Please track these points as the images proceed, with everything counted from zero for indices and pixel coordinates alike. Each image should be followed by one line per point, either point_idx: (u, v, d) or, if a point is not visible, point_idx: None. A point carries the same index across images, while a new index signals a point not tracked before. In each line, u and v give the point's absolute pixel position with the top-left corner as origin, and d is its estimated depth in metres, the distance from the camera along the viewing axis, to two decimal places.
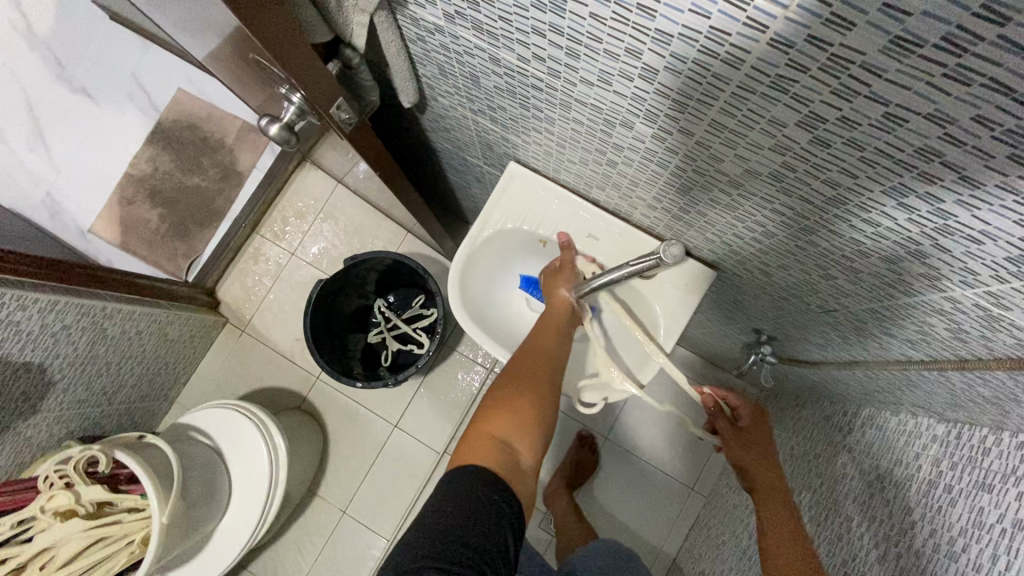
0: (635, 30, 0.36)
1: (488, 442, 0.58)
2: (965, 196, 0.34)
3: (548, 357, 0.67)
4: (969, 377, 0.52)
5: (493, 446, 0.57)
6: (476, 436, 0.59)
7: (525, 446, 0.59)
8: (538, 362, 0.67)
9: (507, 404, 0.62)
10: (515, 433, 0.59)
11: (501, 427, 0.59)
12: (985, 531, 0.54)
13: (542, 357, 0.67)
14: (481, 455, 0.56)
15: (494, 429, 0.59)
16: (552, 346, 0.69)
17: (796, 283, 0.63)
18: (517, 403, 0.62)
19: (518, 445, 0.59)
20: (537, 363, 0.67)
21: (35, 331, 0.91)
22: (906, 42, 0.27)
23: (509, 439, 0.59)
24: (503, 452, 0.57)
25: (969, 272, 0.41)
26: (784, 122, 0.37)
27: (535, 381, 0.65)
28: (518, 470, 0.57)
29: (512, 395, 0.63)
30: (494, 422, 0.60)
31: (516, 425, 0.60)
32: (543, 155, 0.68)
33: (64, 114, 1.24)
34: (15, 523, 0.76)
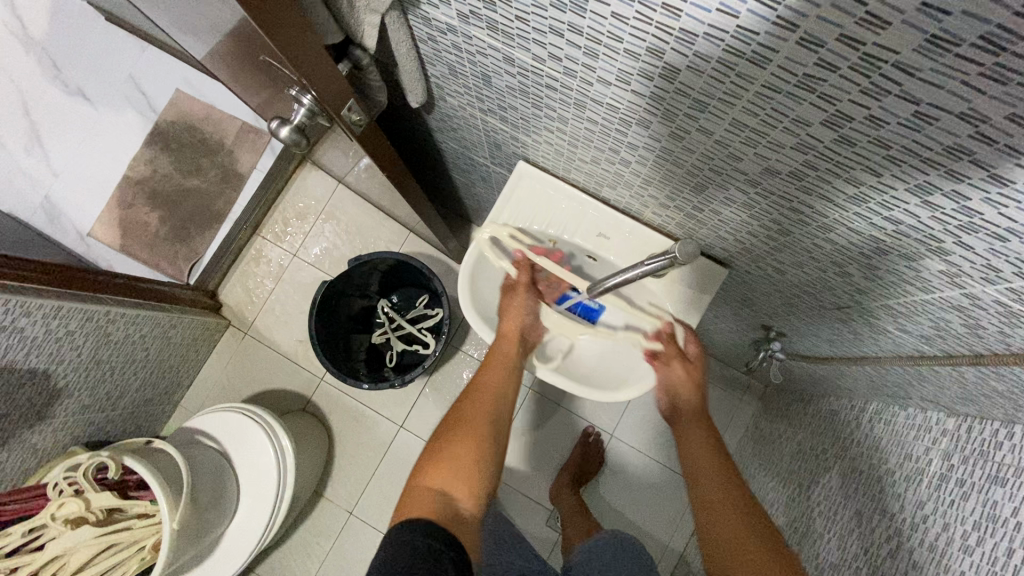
0: (658, 30, 0.36)
1: (428, 494, 0.57)
2: (992, 194, 0.34)
3: (490, 398, 0.69)
4: (984, 372, 0.52)
5: (432, 498, 0.57)
6: (416, 492, 0.58)
7: (467, 492, 0.59)
8: (478, 405, 0.68)
9: (448, 452, 0.62)
10: (456, 481, 0.59)
11: (442, 478, 0.59)
12: (999, 524, 0.54)
13: (483, 400, 0.69)
14: (420, 507, 0.55)
15: (435, 480, 0.59)
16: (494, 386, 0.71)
17: (808, 280, 0.63)
18: (457, 448, 0.62)
19: (460, 492, 0.58)
20: (481, 406, 0.68)
21: (38, 337, 0.90)
22: (943, 41, 0.27)
23: (450, 489, 0.58)
24: (443, 503, 0.56)
25: (990, 269, 0.41)
26: (809, 121, 0.37)
27: (476, 424, 0.65)
28: (461, 517, 0.56)
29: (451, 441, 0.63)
30: (435, 475, 0.59)
31: (457, 472, 0.60)
32: (553, 154, 0.68)
33: (61, 116, 1.22)
34: (26, 531, 0.75)
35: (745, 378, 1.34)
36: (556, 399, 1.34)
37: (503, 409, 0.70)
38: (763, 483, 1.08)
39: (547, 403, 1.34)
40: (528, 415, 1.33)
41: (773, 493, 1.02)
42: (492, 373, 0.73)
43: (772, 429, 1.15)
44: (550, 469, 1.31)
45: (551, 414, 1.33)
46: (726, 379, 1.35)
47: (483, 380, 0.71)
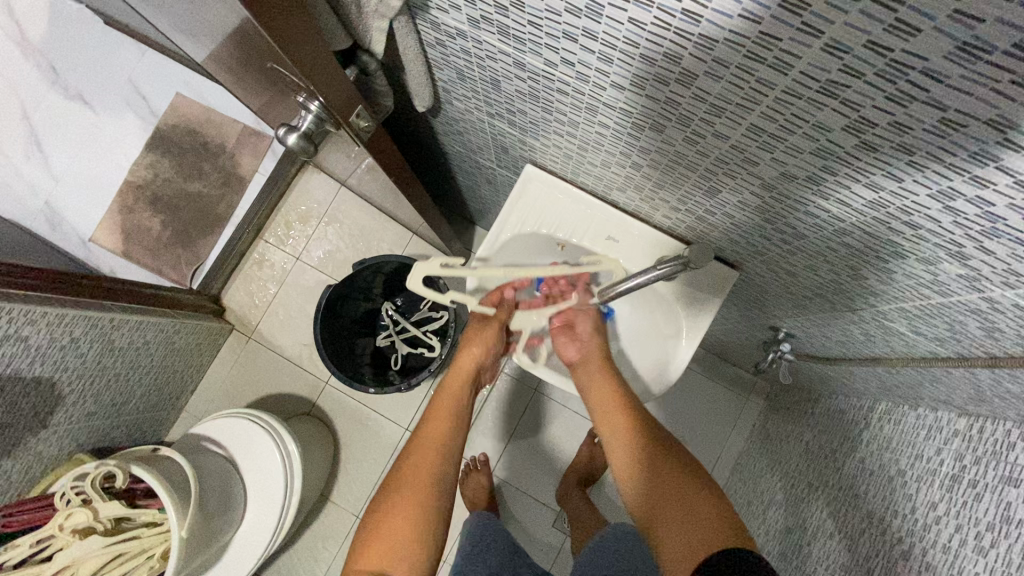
0: (677, 35, 0.35)
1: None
2: (1017, 201, 0.33)
3: (433, 450, 0.67)
4: (999, 375, 0.52)
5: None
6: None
7: (405, 566, 0.58)
8: (422, 461, 0.66)
9: (385, 523, 0.60)
10: (392, 557, 0.58)
11: (378, 555, 0.58)
12: (1013, 526, 0.53)
13: (427, 453, 0.67)
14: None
15: (370, 560, 0.58)
16: (439, 436, 0.69)
17: (821, 282, 0.63)
18: (394, 518, 0.60)
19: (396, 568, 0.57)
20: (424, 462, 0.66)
21: (43, 346, 0.89)
22: (974, 49, 0.26)
23: (386, 565, 0.57)
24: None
25: (1011, 274, 0.40)
26: (830, 127, 0.36)
27: (416, 487, 0.63)
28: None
29: (390, 511, 0.61)
30: (370, 552, 0.58)
31: (393, 547, 0.58)
32: (562, 158, 0.67)
33: (61, 121, 1.22)
34: (33, 542, 0.75)
35: (751, 377, 1.33)
36: (562, 400, 1.33)
37: (449, 462, 0.68)
38: (770, 484, 1.08)
39: (553, 405, 1.33)
40: (532, 414, 1.33)
41: (781, 494, 1.02)
42: (438, 422, 0.71)
43: (780, 429, 1.15)
44: (557, 471, 1.30)
45: (557, 416, 1.33)
46: (731, 378, 1.35)
47: (427, 431, 0.69)
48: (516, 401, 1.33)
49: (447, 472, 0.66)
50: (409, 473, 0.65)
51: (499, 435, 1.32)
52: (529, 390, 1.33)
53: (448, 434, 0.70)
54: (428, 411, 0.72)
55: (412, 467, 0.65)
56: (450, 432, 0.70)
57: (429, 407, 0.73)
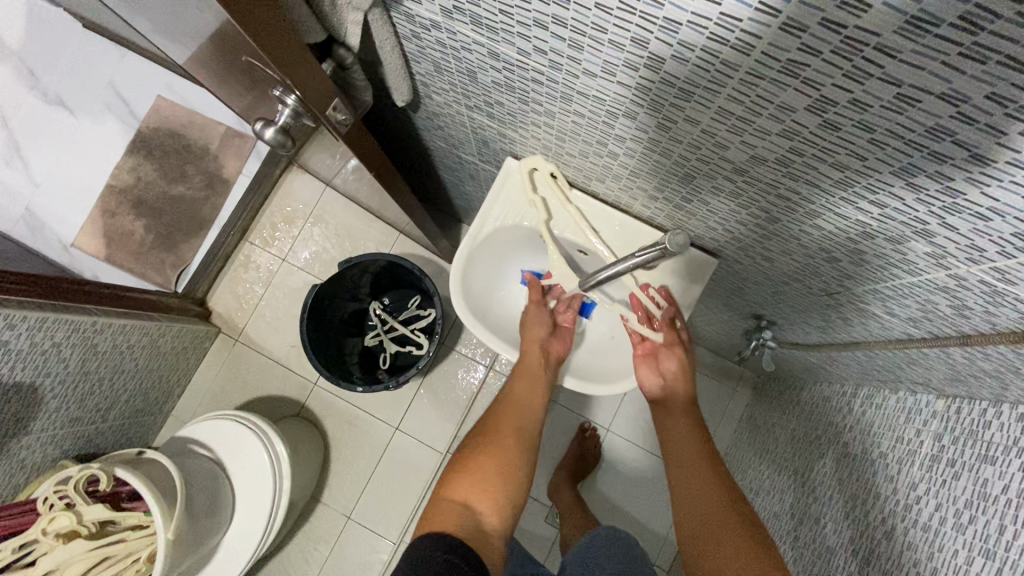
0: (642, 19, 0.36)
1: (453, 505, 0.59)
2: (974, 173, 0.34)
3: (516, 424, 0.72)
4: (971, 352, 0.53)
5: (457, 509, 0.59)
6: (443, 501, 0.60)
7: (492, 508, 0.61)
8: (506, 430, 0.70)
9: (474, 467, 0.64)
10: (480, 496, 0.61)
11: (467, 491, 0.61)
12: (990, 502, 0.54)
13: (510, 425, 0.71)
14: (447, 517, 0.57)
15: (458, 494, 0.61)
16: (518, 411, 0.73)
17: (797, 267, 0.64)
18: (483, 465, 0.64)
19: (483, 507, 0.60)
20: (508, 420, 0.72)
21: (24, 350, 0.88)
22: (923, 23, 0.27)
23: (475, 503, 0.60)
24: (467, 516, 0.58)
25: (974, 249, 0.41)
26: (794, 107, 0.37)
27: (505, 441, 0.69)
28: (485, 531, 0.58)
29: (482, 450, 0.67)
30: (460, 485, 0.62)
31: (482, 489, 0.62)
32: (541, 149, 0.68)
33: (40, 126, 1.21)
34: (16, 547, 0.74)
35: (738, 368, 1.35)
36: (552, 395, 1.34)
37: (528, 436, 0.71)
38: (759, 471, 1.09)
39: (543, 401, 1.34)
40: None
41: (769, 481, 1.03)
42: (518, 400, 0.75)
43: (768, 417, 1.16)
44: (548, 466, 1.30)
45: (548, 411, 1.33)
46: (719, 369, 1.36)
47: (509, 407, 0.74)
48: None
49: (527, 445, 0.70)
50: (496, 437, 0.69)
51: None
52: None
53: (527, 411, 0.74)
54: (507, 391, 0.76)
55: (497, 433, 0.69)
56: (528, 411, 0.74)
57: (507, 387, 0.77)
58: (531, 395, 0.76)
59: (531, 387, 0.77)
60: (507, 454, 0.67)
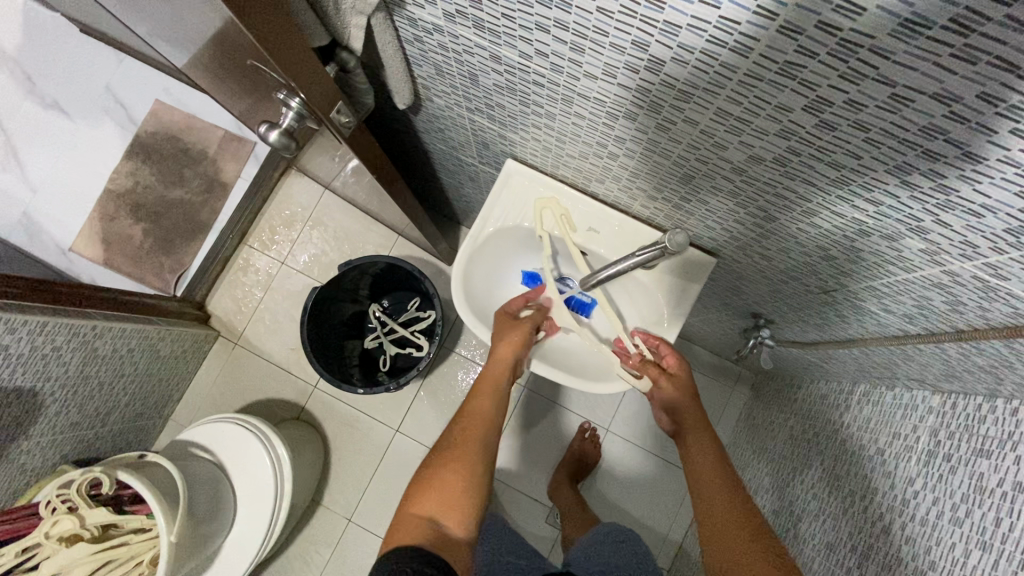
0: (643, 23, 0.37)
1: (417, 522, 0.57)
2: (967, 171, 0.35)
3: (480, 430, 0.66)
4: (965, 347, 0.54)
5: (420, 526, 0.56)
6: (406, 519, 0.58)
7: (456, 518, 0.58)
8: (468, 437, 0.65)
9: (436, 479, 0.60)
10: (443, 507, 0.58)
11: (430, 505, 0.58)
12: (986, 495, 0.55)
13: (474, 431, 0.66)
14: (411, 535, 0.55)
15: (422, 509, 0.58)
16: (484, 413, 0.69)
17: (794, 265, 0.65)
18: (444, 477, 0.61)
19: (448, 519, 0.58)
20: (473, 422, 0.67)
21: (25, 354, 0.88)
22: (915, 25, 0.28)
23: (439, 515, 0.58)
24: (431, 530, 0.56)
25: (968, 246, 0.42)
26: (791, 108, 0.38)
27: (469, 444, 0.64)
28: (450, 543, 0.56)
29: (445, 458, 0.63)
30: (422, 500, 0.59)
31: (445, 500, 0.59)
32: (541, 151, 0.69)
33: (38, 131, 1.21)
34: (20, 550, 0.74)
35: (735, 367, 1.36)
36: (552, 396, 1.34)
37: (493, 437, 0.67)
38: (758, 470, 1.10)
39: (543, 401, 1.34)
40: (522, 412, 1.34)
41: (768, 479, 1.04)
42: (482, 402, 0.70)
43: (766, 415, 1.17)
44: (548, 467, 1.31)
45: (548, 412, 1.34)
46: (716, 369, 1.37)
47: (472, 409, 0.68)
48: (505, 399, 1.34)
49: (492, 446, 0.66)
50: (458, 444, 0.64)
51: None
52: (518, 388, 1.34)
53: (492, 412, 0.69)
54: (471, 395, 0.71)
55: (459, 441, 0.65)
56: (494, 412, 0.69)
57: (472, 392, 0.72)
58: (496, 396, 0.71)
59: (495, 387, 0.72)
60: (470, 460, 0.62)
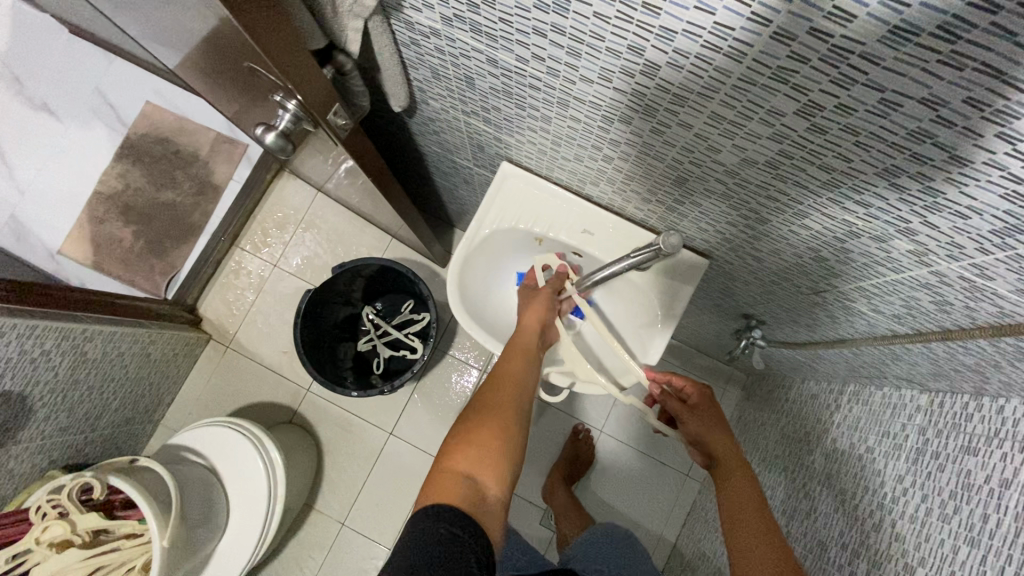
0: (639, 28, 0.37)
1: (454, 476, 0.53)
2: (953, 174, 0.36)
3: (513, 391, 0.63)
4: (952, 346, 0.55)
5: (457, 480, 0.52)
6: (442, 474, 0.53)
7: (494, 477, 0.54)
8: (503, 397, 0.62)
9: (474, 436, 0.56)
10: (482, 464, 0.54)
11: (467, 461, 0.54)
12: (974, 491, 0.56)
13: (507, 393, 0.63)
14: (448, 491, 0.51)
15: (459, 466, 0.54)
16: (515, 375, 0.65)
17: (786, 267, 0.66)
18: (483, 433, 0.57)
19: (485, 477, 0.54)
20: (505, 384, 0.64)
21: (13, 358, 0.87)
22: (904, 32, 0.29)
23: (477, 473, 0.54)
24: (469, 487, 0.52)
25: (955, 247, 0.43)
26: (784, 112, 0.39)
27: (504, 405, 0.61)
28: (487, 503, 0.52)
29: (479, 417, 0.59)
30: (460, 455, 0.55)
31: (484, 457, 0.55)
32: (536, 154, 0.69)
33: (26, 133, 1.19)
34: (9, 557, 0.73)
35: (727, 368, 1.37)
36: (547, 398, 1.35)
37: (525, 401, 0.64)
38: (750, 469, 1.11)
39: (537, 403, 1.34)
40: None
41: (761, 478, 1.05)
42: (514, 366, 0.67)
43: (757, 415, 1.19)
44: (542, 468, 1.31)
45: (542, 414, 1.34)
46: (708, 370, 1.38)
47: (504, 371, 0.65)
48: None
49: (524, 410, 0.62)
50: (493, 403, 0.61)
51: None
52: None
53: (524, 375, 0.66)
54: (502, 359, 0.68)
55: (493, 402, 0.61)
56: (526, 376, 0.66)
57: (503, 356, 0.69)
58: (528, 360, 0.68)
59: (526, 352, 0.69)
60: (505, 421, 0.59)
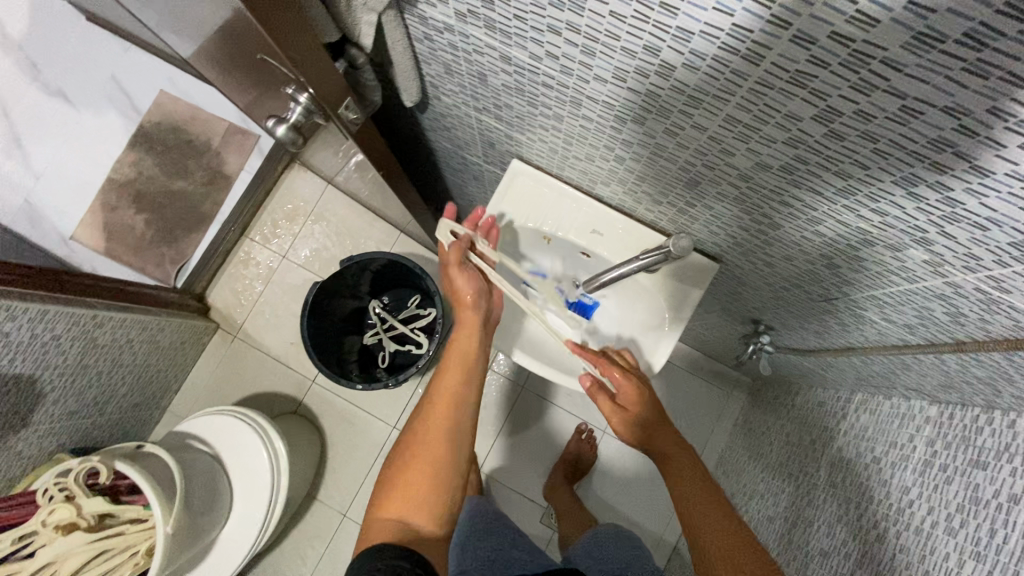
0: (655, 28, 0.37)
1: (388, 518, 0.58)
2: (973, 184, 0.36)
3: (449, 409, 0.66)
4: (965, 359, 0.54)
5: (391, 522, 0.58)
6: (380, 513, 0.59)
7: (423, 517, 0.59)
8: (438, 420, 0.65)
9: (405, 481, 0.61)
10: (415, 504, 0.59)
11: (398, 506, 0.59)
12: (982, 506, 0.55)
13: (442, 411, 0.66)
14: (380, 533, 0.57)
15: (390, 512, 0.59)
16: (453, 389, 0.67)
17: (798, 273, 0.65)
18: (416, 471, 0.61)
19: (415, 514, 0.59)
20: (444, 406, 0.66)
21: (25, 342, 0.88)
22: (929, 39, 0.28)
23: (408, 512, 0.59)
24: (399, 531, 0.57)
25: (972, 258, 0.42)
26: (800, 116, 0.39)
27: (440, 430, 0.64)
28: (420, 533, 0.58)
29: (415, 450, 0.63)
30: (395, 496, 0.60)
31: (416, 496, 0.60)
32: (547, 152, 0.69)
33: (41, 119, 1.21)
34: (15, 538, 0.73)
35: (733, 373, 1.37)
36: (552, 398, 1.35)
37: (463, 423, 0.66)
38: (754, 475, 1.10)
39: (535, 399, 1.34)
40: (520, 411, 1.34)
41: (764, 484, 1.04)
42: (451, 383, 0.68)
43: (762, 421, 1.18)
44: (545, 467, 1.31)
45: (545, 413, 1.34)
46: (714, 374, 1.37)
47: (441, 386, 0.67)
48: (504, 397, 1.34)
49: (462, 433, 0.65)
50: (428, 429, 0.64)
51: (488, 433, 1.32)
52: (518, 387, 1.34)
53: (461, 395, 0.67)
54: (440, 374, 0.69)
55: (430, 426, 0.65)
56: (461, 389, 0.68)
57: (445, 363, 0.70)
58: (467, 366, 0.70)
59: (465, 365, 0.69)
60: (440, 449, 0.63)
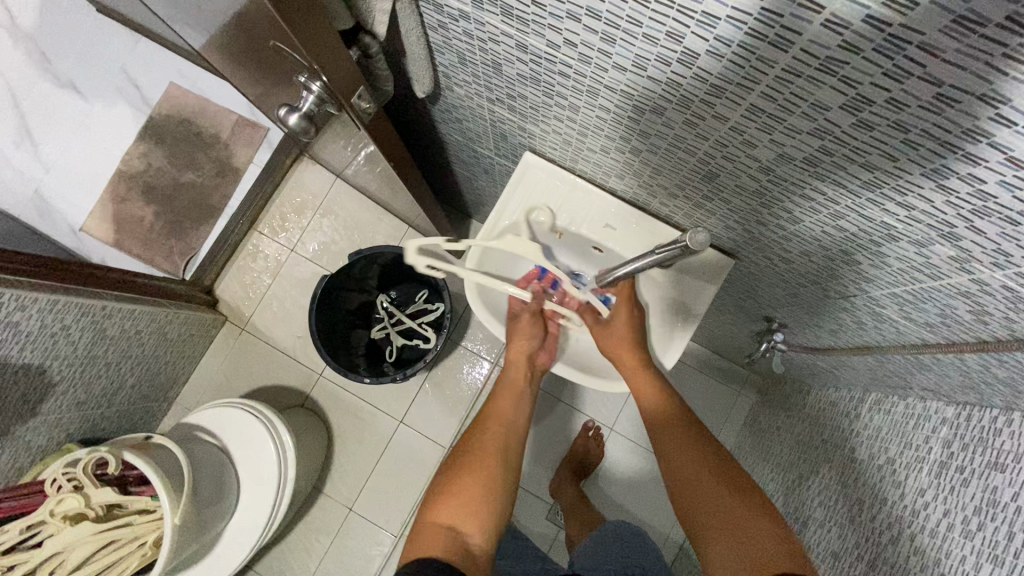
0: (679, 14, 0.36)
1: (439, 529, 0.58)
2: (1007, 176, 0.34)
3: (500, 433, 0.71)
4: (986, 358, 0.53)
5: (443, 533, 0.58)
6: (427, 528, 0.59)
7: (475, 527, 0.59)
8: (489, 442, 0.69)
9: (458, 488, 0.63)
10: (465, 517, 0.60)
11: (450, 513, 0.60)
12: (999, 509, 0.54)
13: (494, 434, 0.70)
14: (432, 544, 0.56)
15: (441, 517, 0.60)
16: (503, 421, 0.73)
17: (814, 269, 0.64)
18: (467, 484, 0.63)
19: (466, 527, 0.59)
20: (494, 433, 0.71)
21: (34, 332, 0.88)
22: (969, 22, 0.27)
23: (459, 524, 0.59)
24: (451, 538, 0.57)
25: (1000, 254, 0.41)
26: (828, 106, 0.38)
27: (491, 452, 0.68)
28: (471, 552, 0.57)
29: (466, 467, 0.65)
30: (444, 509, 0.61)
31: (467, 509, 0.60)
32: (561, 144, 0.68)
33: (51, 109, 1.21)
34: (23, 528, 0.74)
35: (742, 371, 1.35)
36: (559, 394, 1.34)
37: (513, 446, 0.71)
38: (764, 475, 1.09)
39: (543, 396, 1.34)
40: None
41: (774, 484, 1.03)
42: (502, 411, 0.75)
43: (772, 420, 1.17)
44: (551, 463, 1.31)
45: (552, 410, 1.33)
46: (723, 372, 1.36)
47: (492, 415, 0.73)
48: None
49: (513, 460, 0.69)
50: (480, 447, 0.68)
51: None
52: None
53: (512, 419, 0.74)
54: (490, 404, 0.76)
55: (479, 447, 0.68)
56: (511, 421, 0.73)
57: (492, 398, 0.77)
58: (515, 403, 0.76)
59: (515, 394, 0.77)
60: (491, 467, 0.66)
